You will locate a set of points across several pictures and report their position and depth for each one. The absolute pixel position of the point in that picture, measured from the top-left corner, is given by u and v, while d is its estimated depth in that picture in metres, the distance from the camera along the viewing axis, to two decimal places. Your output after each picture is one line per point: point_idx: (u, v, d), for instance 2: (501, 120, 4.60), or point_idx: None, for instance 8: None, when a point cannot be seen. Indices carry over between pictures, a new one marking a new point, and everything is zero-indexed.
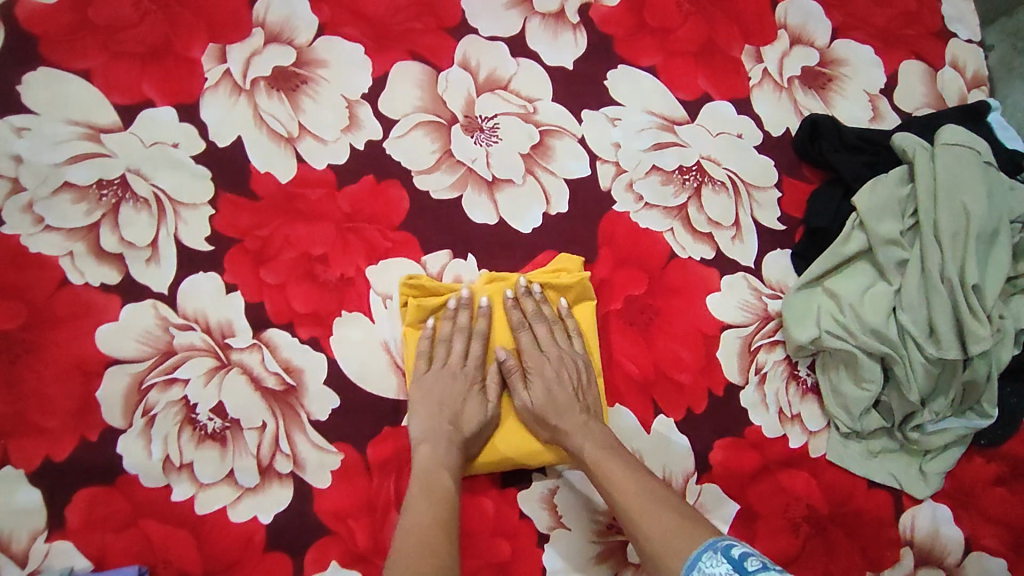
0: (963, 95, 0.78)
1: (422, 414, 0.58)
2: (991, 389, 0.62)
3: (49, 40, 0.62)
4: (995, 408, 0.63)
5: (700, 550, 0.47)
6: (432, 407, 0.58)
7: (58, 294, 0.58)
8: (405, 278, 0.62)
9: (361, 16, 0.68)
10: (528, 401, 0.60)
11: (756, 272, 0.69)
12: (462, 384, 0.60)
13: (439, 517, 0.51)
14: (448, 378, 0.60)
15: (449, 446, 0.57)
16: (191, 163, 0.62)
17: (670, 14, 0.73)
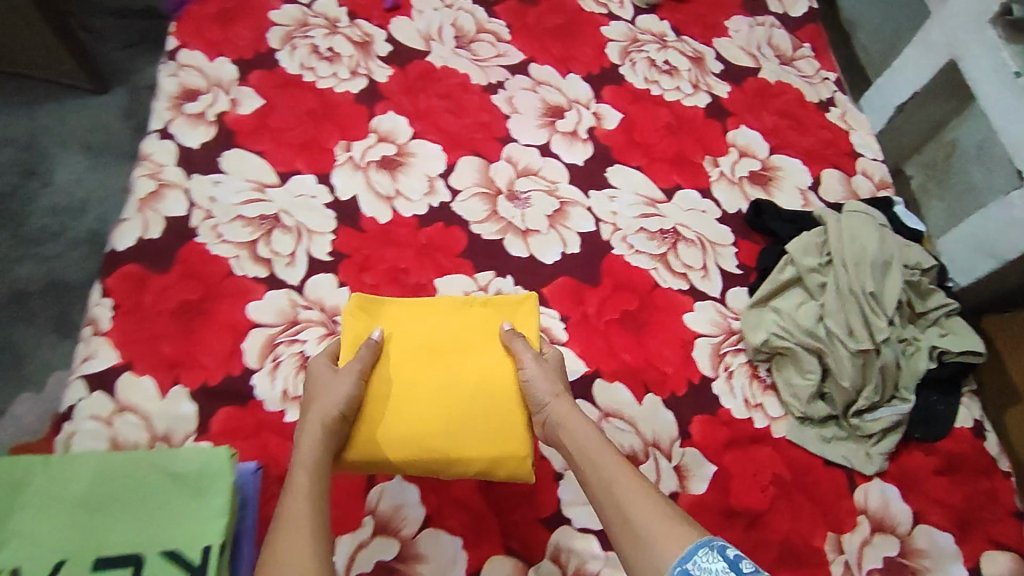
0: (873, 193, 1.07)
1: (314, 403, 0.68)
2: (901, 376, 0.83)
3: (243, 134, 0.98)
4: (910, 393, 0.83)
5: (694, 546, 0.54)
6: (321, 397, 0.68)
7: (225, 280, 0.85)
8: (356, 295, 0.76)
9: (443, 129, 1.03)
10: (532, 386, 0.70)
11: (721, 300, 0.91)
12: (346, 379, 0.69)
13: (307, 515, 0.58)
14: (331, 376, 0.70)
15: (319, 444, 0.64)
16: (323, 208, 0.93)
17: (652, 135, 1.06)
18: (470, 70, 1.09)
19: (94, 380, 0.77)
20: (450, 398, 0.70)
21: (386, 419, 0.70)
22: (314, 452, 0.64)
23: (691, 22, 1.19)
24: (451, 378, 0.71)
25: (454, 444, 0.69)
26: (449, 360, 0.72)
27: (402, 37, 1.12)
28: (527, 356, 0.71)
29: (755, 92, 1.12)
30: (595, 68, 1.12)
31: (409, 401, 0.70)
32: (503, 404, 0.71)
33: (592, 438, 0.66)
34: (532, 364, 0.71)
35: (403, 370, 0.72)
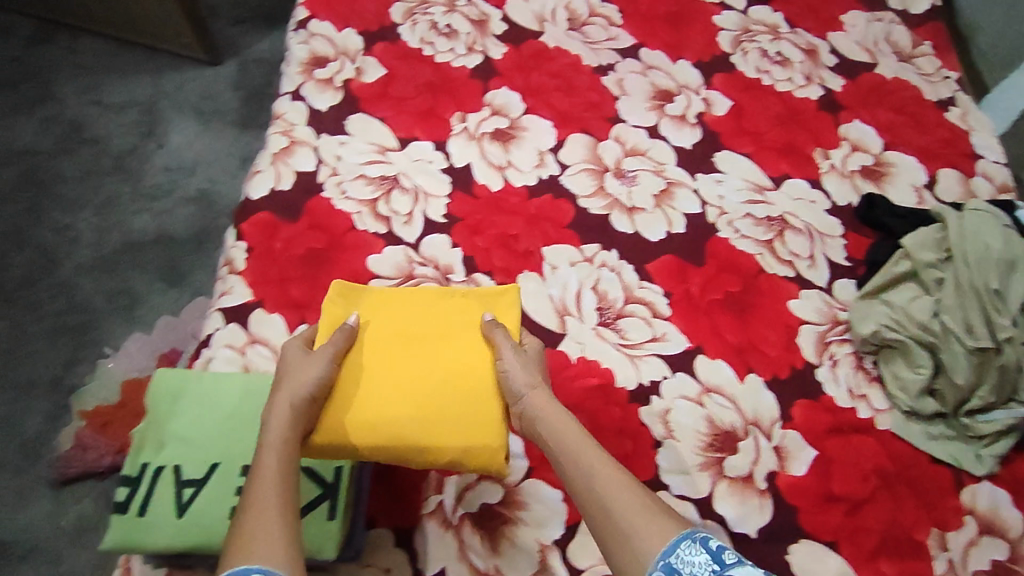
0: (993, 195, 1.03)
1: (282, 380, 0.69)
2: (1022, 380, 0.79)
3: (367, 100, 1.04)
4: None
5: (677, 538, 0.58)
6: (293, 375, 0.69)
7: (348, 233, 0.91)
8: (339, 282, 0.79)
9: (554, 106, 1.05)
10: (508, 377, 0.72)
11: (827, 290, 0.90)
12: (319, 360, 0.71)
13: (278, 490, 0.59)
14: (302, 357, 0.71)
15: (290, 421, 0.66)
16: (439, 173, 0.97)
17: (761, 124, 1.05)
18: (582, 51, 1.11)
19: (231, 313, 0.85)
20: (424, 385, 0.73)
21: (362, 403, 0.71)
22: (288, 428, 0.65)
23: (806, 15, 1.17)
24: (425, 365, 0.74)
25: (426, 430, 0.71)
26: (426, 349, 0.75)
27: (517, 17, 1.14)
28: (506, 347, 0.74)
29: (870, 87, 1.10)
30: (706, 56, 1.11)
31: (382, 386, 0.72)
32: (478, 393, 0.73)
33: (571, 433, 0.67)
34: (511, 353, 0.73)
35: (376, 357, 0.74)
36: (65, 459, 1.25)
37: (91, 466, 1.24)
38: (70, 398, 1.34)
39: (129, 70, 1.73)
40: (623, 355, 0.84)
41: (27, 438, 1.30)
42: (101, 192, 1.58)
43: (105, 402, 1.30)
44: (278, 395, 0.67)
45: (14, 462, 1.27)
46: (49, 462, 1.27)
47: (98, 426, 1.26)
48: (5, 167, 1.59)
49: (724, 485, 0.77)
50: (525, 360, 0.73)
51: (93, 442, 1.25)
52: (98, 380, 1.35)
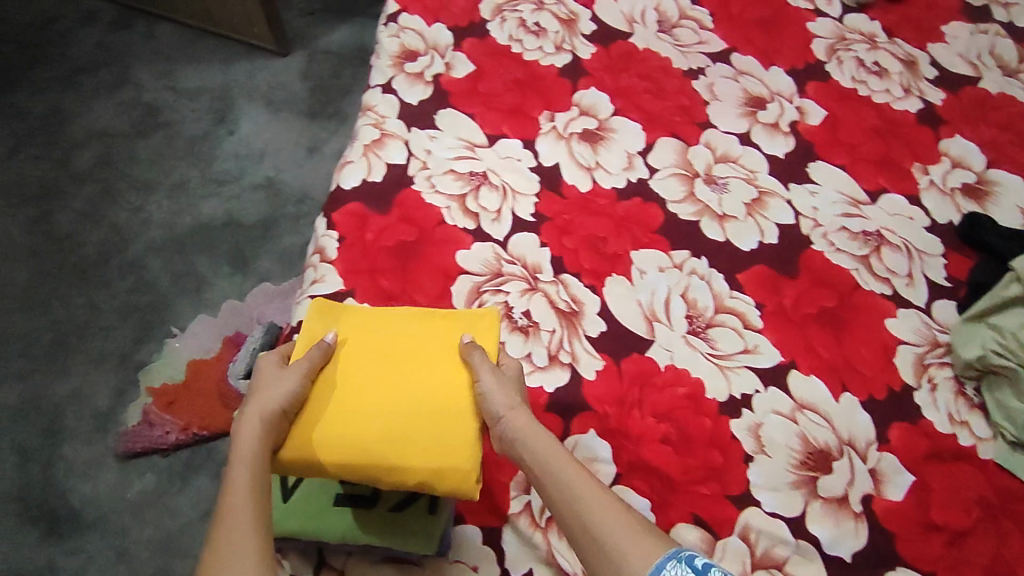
0: None
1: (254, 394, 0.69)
2: None
3: (457, 95, 1.04)
4: None
5: (664, 558, 0.58)
6: (264, 389, 0.69)
7: (437, 227, 0.91)
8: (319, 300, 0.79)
9: (643, 109, 1.04)
10: (487, 399, 0.71)
11: (926, 311, 0.87)
12: (293, 376, 0.71)
13: (250, 503, 0.60)
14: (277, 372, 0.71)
15: (261, 433, 0.66)
16: (528, 171, 0.97)
17: (857, 136, 1.02)
18: (672, 53, 1.10)
19: (321, 301, 0.86)
20: (398, 403, 0.71)
21: (333, 419, 0.70)
22: (258, 443, 0.65)
23: (905, 25, 1.14)
24: (399, 383, 0.73)
25: (398, 449, 0.69)
26: (401, 367, 0.74)
27: (606, 17, 1.14)
28: (484, 369, 0.72)
29: (973, 102, 1.06)
30: (800, 63, 1.09)
31: (355, 403, 0.71)
32: (451, 417, 0.71)
33: (554, 455, 0.67)
34: (489, 375, 0.72)
35: (352, 373, 0.74)
36: (133, 434, 1.28)
37: (157, 442, 1.27)
38: (138, 374, 1.36)
39: (203, 57, 1.77)
40: (714, 366, 0.82)
41: (95, 412, 1.32)
42: (172, 175, 1.61)
43: (172, 380, 1.33)
44: (248, 410, 0.67)
45: (84, 434, 1.30)
46: (117, 435, 1.30)
47: (164, 404, 1.30)
48: (83, 147, 1.64)
49: (817, 505, 0.75)
50: (504, 383, 0.72)
51: (160, 419, 1.29)
52: (164, 359, 1.36)
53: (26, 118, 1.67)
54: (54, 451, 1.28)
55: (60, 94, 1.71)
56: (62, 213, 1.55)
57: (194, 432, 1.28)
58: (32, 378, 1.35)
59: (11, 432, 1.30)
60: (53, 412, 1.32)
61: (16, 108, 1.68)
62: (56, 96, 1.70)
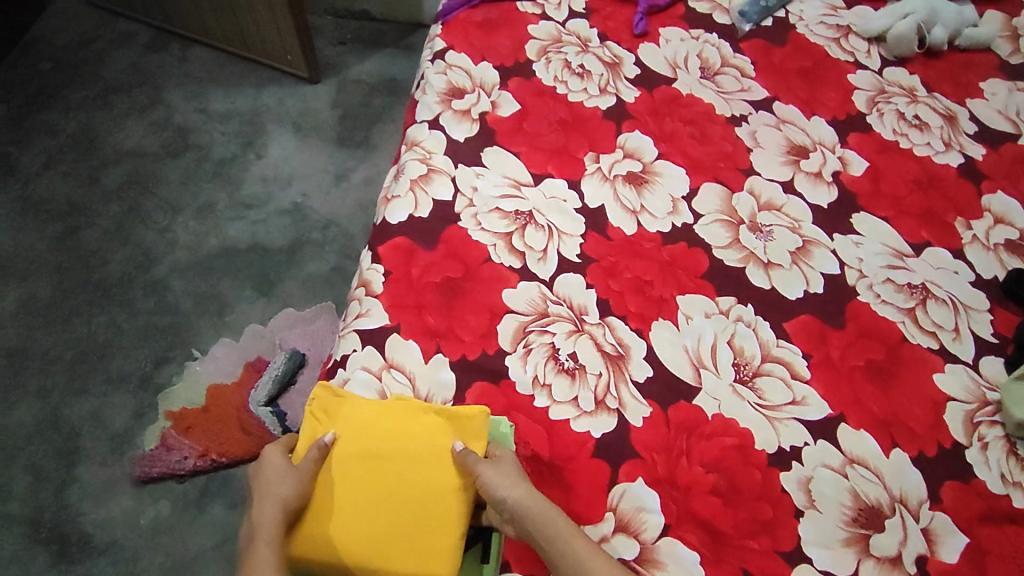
0: None
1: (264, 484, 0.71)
2: None
3: (503, 133, 1.05)
4: None
5: None
6: (272, 480, 0.71)
7: (483, 266, 0.91)
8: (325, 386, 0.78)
9: (687, 154, 1.05)
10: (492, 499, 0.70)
11: (974, 367, 0.87)
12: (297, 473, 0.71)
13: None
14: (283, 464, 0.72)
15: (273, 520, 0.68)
16: (573, 212, 0.97)
17: (900, 188, 1.03)
18: (715, 100, 1.12)
19: (367, 336, 0.84)
20: (392, 505, 0.71)
21: (334, 515, 0.71)
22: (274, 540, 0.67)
23: (944, 80, 1.16)
24: (395, 483, 0.72)
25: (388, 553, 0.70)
26: (396, 463, 0.73)
27: (651, 62, 1.17)
28: (484, 471, 0.71)
29: (1013, 158, 1.07)
30: (841, 114, 1.11)
31: (350, 502, 0.71)
32: (442, 522, 0.71)
33: (561, 530, 0.68)
34: (489, 476, 0.71)
35: (348, 469, 0.73)
36: (151, 458, 1.27)
37: (174, 467, 1.26)
38: (155, 398, 1.34)
39: (236, 83, 1.80)
40: (763, 417, 0.82)
41: (112, 433, 1.31)
42: (198, 197, 1.62)
43: (191, 405, 1.32)
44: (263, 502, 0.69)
45: (98, 456, 1.28)
46: (132, 460, 1.28)
47: (182, 428, 1.29)
48: (112, 166, 1.65)
49: (869, 565, 0.73)
50: (506, 483, 0.71)
51: (178, 442, 1.27)
52: (184, 383, 1.35)
53: (56, 135, 1.69)
54: (68, 473, 1.27)
55: (91, 112, 1.73)
56: (87, 231, 1.56)
57: (212, 458, 1.26)
58: (49, 398, 1.34)
59: (25, 451, 1.29)
60: (68, 433, 1.31)
61: (47, 126, 1.70)
62: (86, 115, 1.72)
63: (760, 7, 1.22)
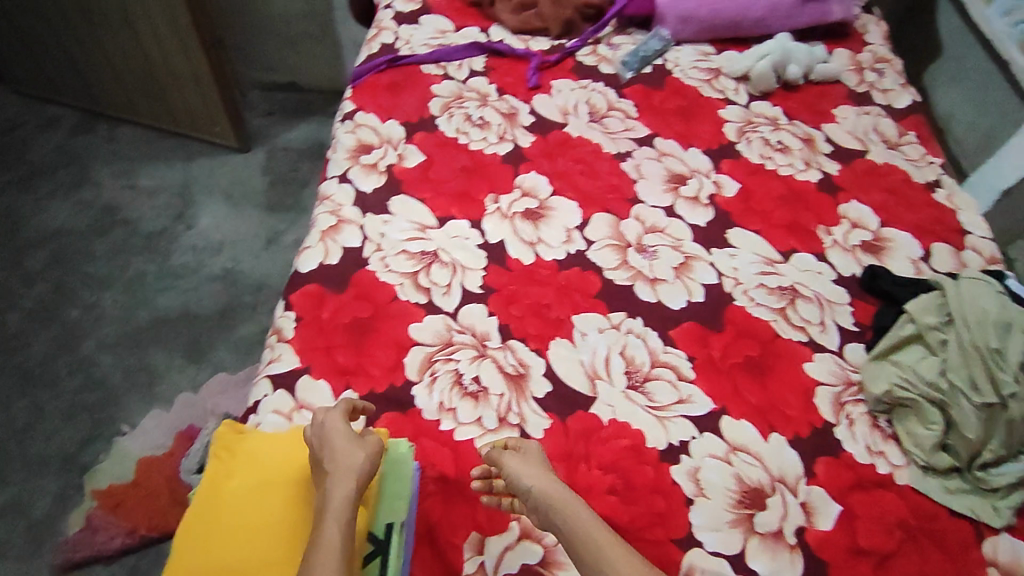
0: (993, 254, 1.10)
1: (334, 455, 0.74)
2: None
3: (409, 183, 1.15)
4: None
5: None
6: (341, 450, 0.74)
7: (391, 303, 0.98)
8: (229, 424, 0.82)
9: (578, 190, 1.16)
10: (524, 489, 0.74)
11: (839, 354, 0.96)
12: (363, 448, 0.75)
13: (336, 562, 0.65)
14: (349, 437, 0.76)
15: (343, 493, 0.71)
16: (475, 248, 1.06)
17: (767, 205, 1.15)
18: (602, 140, 1.24)
19: (279, 380, 0.89)
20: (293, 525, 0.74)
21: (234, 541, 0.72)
22: (343, 510, 0.70)
23: (802, 109, 1.32)
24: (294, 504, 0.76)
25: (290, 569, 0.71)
26: (292, 487, 0.77)
27: (543, 111, 1.29)
28: (517, 467, 0.76)
29: (864, 171, 1.21)
30: (715, 144, 1.25)
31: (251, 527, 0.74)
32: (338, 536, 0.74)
33: (589, 523, 0.71)
34: (524, 468, 0.76)
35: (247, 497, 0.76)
36: (75, 542, 1.25)
37: (100, 548, 1.24)
38: (84, 477, 1.34)
39: (165, 158, 1.87)
40: (654, 418, 0.89)
41: (33, 521, 1.29)
42: (128, 271, 1.65)
43: (119, 481, 1.31)
44: (338, 473, 0.73)
45: (21, 543, 1.26)
46: (57, 543, 1.26)
47: (109, 506, 1.28)
48: (37, 249, 1.68)
49: (755, 541, 0.80)
50: (543, 474, 0.76)
51: (103, 523, 1.26)
52: (113, 458, 1.36)
53: None
54: None
55: (16, 198, 1.76)
56: (11, 315, 1.57)
57: (142, 534, 1.25)
58: None
59: None
60: None
61: None
62: (12, 201, 1.76)
63: (639, 57, 1.38)
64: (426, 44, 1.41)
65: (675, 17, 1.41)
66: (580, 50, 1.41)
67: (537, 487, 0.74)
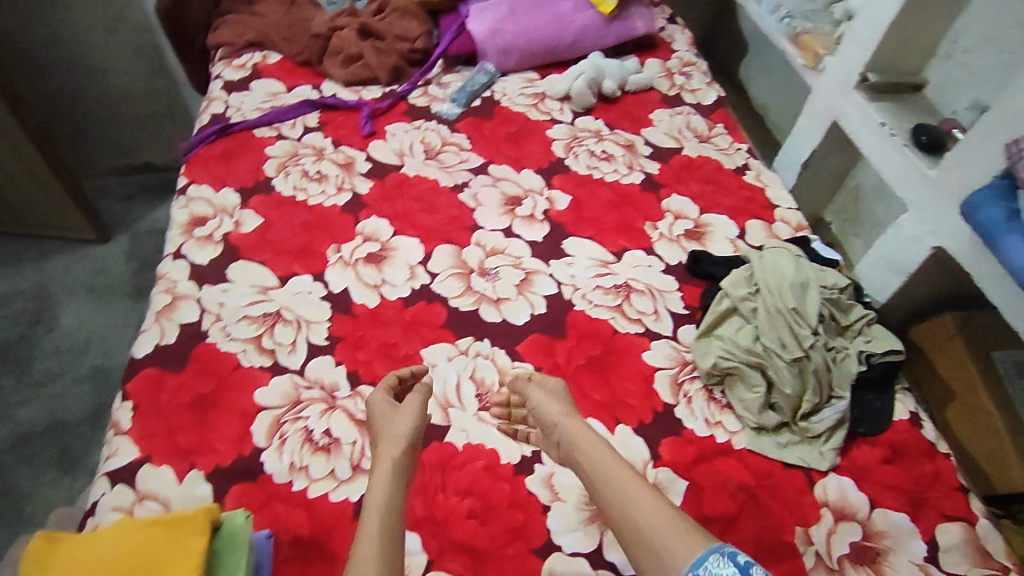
0: (800, 221, 1.22)
1: (389, 429, 0.84)
2: (835, 375, 0.93)
3: (247, 247, 1.14)
4: (844, 390, 0.93)
5: (705, 551, 0.63)
6: (394, 422, 0.84)
7: (234, 372, 0.97)
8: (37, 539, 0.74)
9: (419, 226, 1.19)
10: (551, 422, 0.84)
11: (674, 337, 1.03)
12: (410, 418, 0.85)
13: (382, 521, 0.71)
14: (398, 411, 0.86)
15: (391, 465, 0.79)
16: (319, 300, 1.07)
17: (598, 211, 1.22)
18: (439, 175, 1.28)
19: (116, 475, 0.86)
20: None
21: None
22: (388, 476, 0.77)
23: (622, 119, 1.41)
24: None
25: None
26: None
27: (379, 155, 1.32)
28: (543, 402, 0.87)
29: (681, 166, 1.31)
30: (545, 162, 1.32)
31: None
32: None
33: (604, 451, 0.78)
34: (550, 405, 0.86)
35: None
36: None
37: None
38: None
39: (13, 263, 1.77)
40: (506, 433, 0.92)
41: None
42: None
43: None
44: (380, 467, 0.79)
45: None
46: None
47: None
48: None
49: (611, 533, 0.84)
50: (565, 406, 0.86)
51: None
52: None
53: None
54: None
55: None
56: None
57: None
58: None
59: None
60: None
61: None
62: None
63: (466, 92, 1.44)
64: (258, 107, 1.40)
65: (494, 50, 1.48)
66: (411, 93, 1.45)
67: (563, 427, 0.83)
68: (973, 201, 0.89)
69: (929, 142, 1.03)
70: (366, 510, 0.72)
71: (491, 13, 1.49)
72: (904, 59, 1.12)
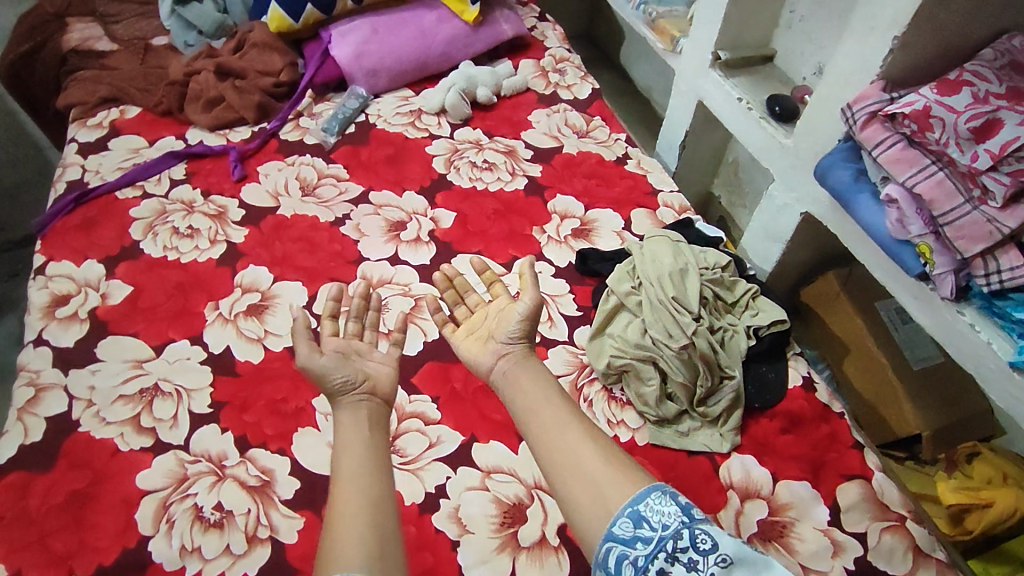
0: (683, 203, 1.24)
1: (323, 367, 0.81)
2: (724, 355, 0.95)
3: (115, 320, 1.06)
4: (734, 368, 0.94)
5: (648, 490, 0.67)
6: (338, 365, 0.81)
7: (113, 458, 0.91)
8: None
9: (300, 267, 1.15)
10: (505, 340, 0.85)
11: (570, 342, 1.01)
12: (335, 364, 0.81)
13: (361, 464, 0.72)
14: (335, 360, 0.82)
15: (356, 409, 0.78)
16: (199, 365, 1.01)
17: (484, 222, 1.20)
18: (317, 211, 1.24)
19: None
20: None
21: None
22: (354, 418, 0.78)
23: (500, 125, 1.40)
24: None
25: None
26: None
27: (253, 199, 1.26)
28: (517, 310, 0.87)
29: (563, 164, 1.30)
30: (426, 180, 1.28)
31: None
32: None
33: (545, 391, 0.80)
34: (510, 322, 0.86)
35: None
36: None
37: None
38: None
39: None
40: (407, 473, 0.88)
41: None
42: None
43: None
44: (344, 418, 0.78)
45: None
46: None
47: None
48: None
49: (523, 558, 0.82)
50: (527, 317, 0.87)
51: None
52: None
53: None
54: None
55: None
56: None
57: None
58: None
59: None
60: None
61: None
62: None
63: (338, 119, 1.39)
64: (118, 167, 1.30)
65: (362, 72, 1.44)
66: (282, 129, 1.40)
67: (512, 353, 0.85)
68: (825, 164, 0.94)
69: (783, 112, 1.05)
70: (343, 473, 0.71)
71: (352, 36, 1.45)
72: (749, 34, 1.16)
